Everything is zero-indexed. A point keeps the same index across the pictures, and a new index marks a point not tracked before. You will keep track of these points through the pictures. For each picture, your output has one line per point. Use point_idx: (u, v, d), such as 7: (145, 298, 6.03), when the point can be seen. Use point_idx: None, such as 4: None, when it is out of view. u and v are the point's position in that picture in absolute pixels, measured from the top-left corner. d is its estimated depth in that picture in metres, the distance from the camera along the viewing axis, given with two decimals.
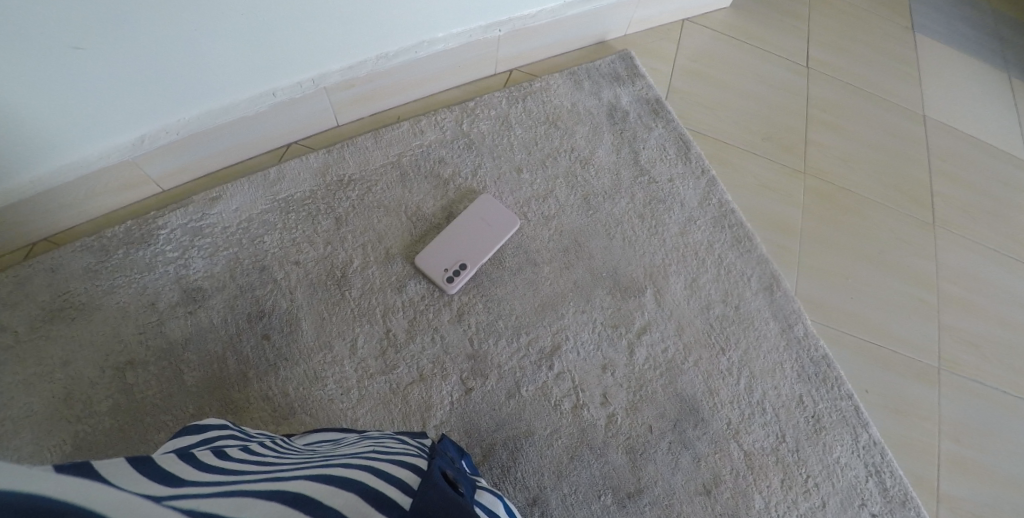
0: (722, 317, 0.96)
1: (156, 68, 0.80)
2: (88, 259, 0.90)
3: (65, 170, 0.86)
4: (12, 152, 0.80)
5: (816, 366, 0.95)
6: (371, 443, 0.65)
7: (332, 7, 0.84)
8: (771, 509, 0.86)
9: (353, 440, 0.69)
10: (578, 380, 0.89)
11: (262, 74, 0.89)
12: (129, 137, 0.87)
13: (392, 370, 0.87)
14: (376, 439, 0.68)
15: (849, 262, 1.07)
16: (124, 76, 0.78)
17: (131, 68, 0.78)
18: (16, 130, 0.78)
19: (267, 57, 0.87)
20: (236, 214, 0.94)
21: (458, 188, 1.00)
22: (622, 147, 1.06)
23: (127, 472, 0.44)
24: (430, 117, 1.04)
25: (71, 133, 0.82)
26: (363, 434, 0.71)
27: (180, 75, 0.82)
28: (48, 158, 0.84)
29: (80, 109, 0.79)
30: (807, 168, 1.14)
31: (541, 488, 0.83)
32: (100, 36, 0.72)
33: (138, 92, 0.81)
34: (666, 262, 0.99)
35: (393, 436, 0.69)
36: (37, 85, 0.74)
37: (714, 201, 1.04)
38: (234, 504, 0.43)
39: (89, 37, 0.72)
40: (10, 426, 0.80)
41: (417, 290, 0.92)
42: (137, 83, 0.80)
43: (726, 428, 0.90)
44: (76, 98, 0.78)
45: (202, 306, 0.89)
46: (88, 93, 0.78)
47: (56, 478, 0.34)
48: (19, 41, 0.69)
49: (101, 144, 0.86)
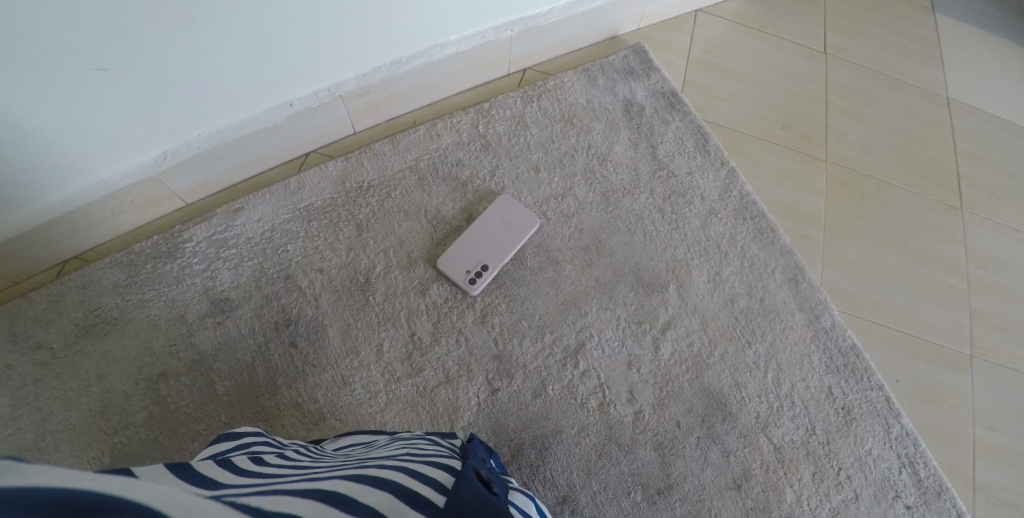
0: (747, 310, 0.95)
1: (155, 67, 0.77)
2: (118, 274, 0.92)
3: (87, 190, 0.88)
4: (14, 160, 0.78)
5: (845, 356, 0.94)
6: (404, 445, 0.66)
7: (332, 9, 0.82)
8: (803, 503, 0.85)
9: (385, 443, 0.70)
10: (604, 378, 0.89)
11: (262, 72, 0.86)
12: (128, 138, 0.84)
13: (419, 373, 0.88)
14: (407, 441, 0.68)
15: (874, 250, 1.05)
16: (122, 74, 0.76)
17: (132, 67, 0.75)
18: (21, 133, 0.76)
19: (266, 58, 0.84)
20: (259, 224, 0.95)
21: (476, 190, 1.00)
22: (640, 142, 1.06)
23: (166, 477, 0.46)
24: (446, 121, 1.04)
25: (70, 134, 0.79)
26: (394, 436, 0.72)
27: (180, 74, 0.80)
28: (72, 175, 0.85)
29: (78, 109, 0.77)
30: (828, 155, 1.12)
31: (571, 486, 0.83)
32: (100, 32, 0.70)
33: (138, 92, 0.79)
34: (689, 257, 0.98)
35: (425, 437, 0.70)
36: (37, 85, 0.72)
37: (735, 193, 1.03)
38: (274, 500, 0.44)
39: (88, 36, 0.70)
40: (51, 439, 0.83)
41: (440, 293, 0.92)
42: (136, 83, 0.78)
43: (755, 422, 0.89)
44: (75, 99, 0.76)
45: (230, 316, 0.90)
46: (86, 92, 0.76)
47: (97, 476, 0.34)
48: (20, 42, 0.67)
49: (101, 143, 0.83)
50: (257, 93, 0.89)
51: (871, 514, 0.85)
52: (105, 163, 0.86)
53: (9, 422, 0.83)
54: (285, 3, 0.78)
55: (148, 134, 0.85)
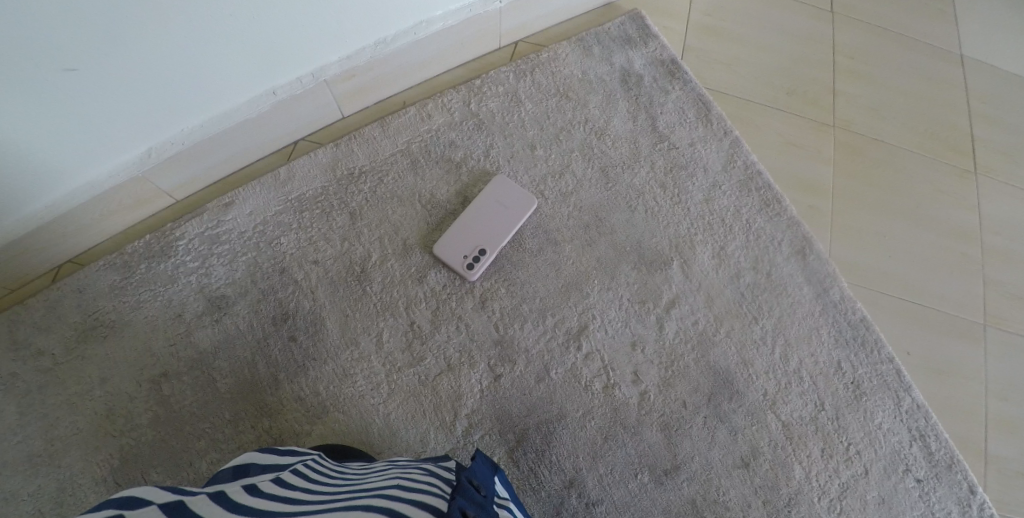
0: (754, 285, 0.94)
1: (155, 66, 0.76)
2: (112, 276, 0.91)
3: (83, 193, 0.86)
4: (13, 160, 0.76)
5: (855, 330, 0.94)
6: (397, 475, 0.63)
7: (331, 9, 0.83)
8: (811, 479, 0.87)
9: (380, 470, 0.67)
10: (608, 359, 0.88)
11: (261, 72, 0.86)
12: (128, 138, 0.84)
13: (420, 362, 0.86)
14: (403, 468, 0.66)
15: (883, 220, 1.02)
16: (122, 74, 0.75)
17: (130, 68, 0.74)
18: (18, 136, 0.74)
19: (264, 57, 0.84)
20: (250, 218, 0.93)
21: (470, 170, 0.97)
22: (638, 114, 1.02)
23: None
24: (436, 100, 1.01)
25: (70, 135, 0.78)
26: (391, 462, 0.70)
27: (179, 74, 0.79)
28: (70, 177, 0.84)
29: (78, 110, 0.76)
30: (836, 121, 1.08)
31: (577, 470, 0.83)
32: (101, 32, 0.69)
33: (137, 91, 0.78)
34: (692, 232, 0.96)
35: (420, 465, 0.67)
36: (37, 86, 0.70)
37: (739, 163, 1.00)
38: None
39: (89, 37, 0.69)
40: (60, 444, 0.84)
41: (439, 280, 0.91)
42: (136, 83, 0.77)
43: (763, 399, 0.90)
44: (75, 100, 0.74)
45: (227, 313, 0.89)
46: (86, 93, 0.74)
47: None
48: (21, 42, 0.66)
49: (100, 144, 0.82)
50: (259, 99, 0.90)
51: (880, 487, 0.87)
52: (103, 166, 0.85)
53: (18, 428, 0.84)
54: (285, 5, 0.78)
55: (145, 135, 0.85)
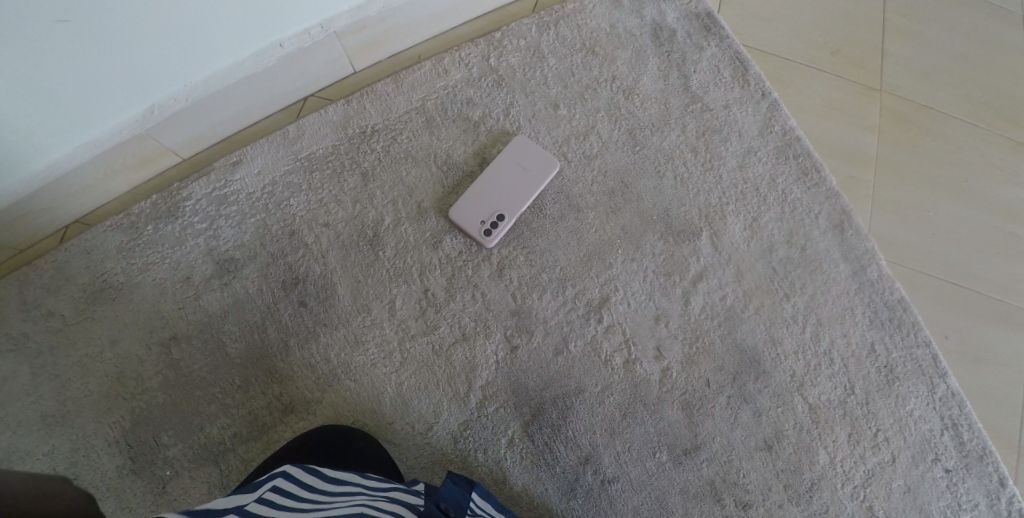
0: (786, 260, 0.89)
1: (153, 67, 0.78)
2: (121, 237, 0.88)
3: (86, 191, 0.88)
4: (16, 157, 0.78)
5: (891, 311, 0.89)
6: (364, 504, 0.58)
7: (331, 10, 0.85)
8: (836, 463, 0.85)
9: (350, 489, 0.61)
10: (629, 333, 0.84)
11: (261, 83, 0.89)
12: (129, 140, 0.86)
13: (434, 330, 0.83)
14: (370, 496, 0.61)
15: (929, 195, 0.96)
16: (123, 74, 0.76)
17: (131, 69, 0.76)
18: (20, 135, 0.76)
19: (264, 63, 0.87)
20: (259, 178, 0.90)
21: (489, 130, 0.92)
22: (670, 72, 0.95)
23: None
24: (454, 55, 0.94)
25: (70, 133, 0.80)
26: (360, 480, 0.64)
27: (178, 74, 0.81)
28: (73, 176, 0.85)
29: (79, 109, 0.78)
30: (884, 87, 1.00)
31: (593, 447, 0.81)
32: (102, 34, 0.70)
33: (136, 91, 0.80)
34: (723, 202, 0.90)
35: (387, 493, 0.62)
36: (41, 89, 0.72)
37: (776, 128, 0.94)
38: None
39: (92, 41, 0.70)
40: (72, 406, 0.83)
41: (454, 246, 0.86)
42: (136, 83, 0.79)
43: (790, 380, 0.86)
44: (76, 101, 0.76)
45: (236, 276, 0.87)
46: (86, 93, 0.76)
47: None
48: (22, 44, 0.66)
49: (101, 144, 0.84)
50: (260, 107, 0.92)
51: (907, 476, 0.85)
52: (107, 172, 0.88)
53: (31, 389, 0.84)
54: (284, 8, 0.80)
55: (145, 135, 0.86)
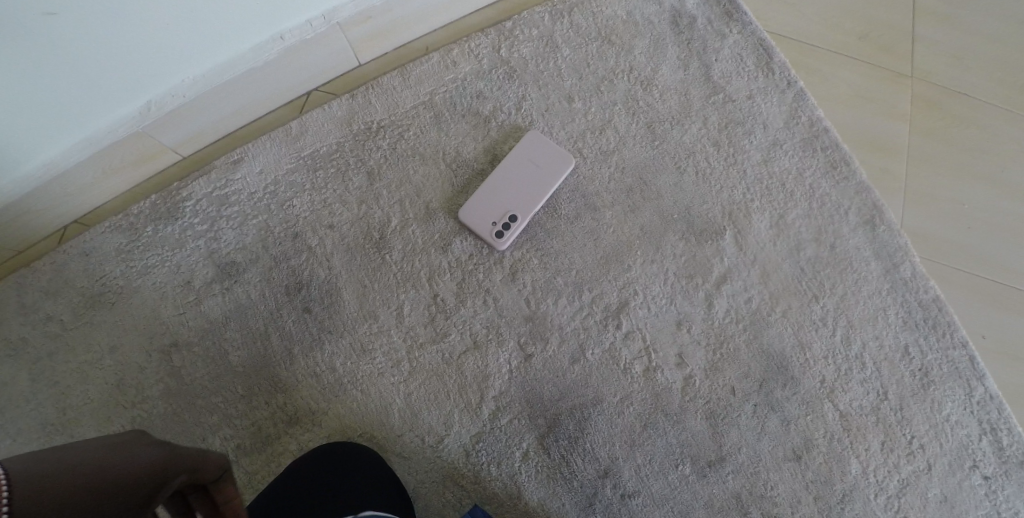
0: (816, 260, 0.84)
1: (154, 67, 0.75)
2: (118, 239, 0.85)
3: (83, 192, 0.85)
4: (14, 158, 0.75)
5: (926, 312, 0.84)
6: None
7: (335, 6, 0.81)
8: (868, 474, 0.80)
9: None
10: (650, 340, 0.80)
11: (262, 81, 0.85)
12: (127, 140, 0.82)
13: (443, 338, 0.79)
14: None
15: (963, 186, 0.90)
16: (123, 74, 0.73)
17: (131, 68, 0.73)
18: (18, 136, 0.73)
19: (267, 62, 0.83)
20: (260, 177, 0.86)
21: (500, 125, 0.87)
22: (691, 61, 0.89)
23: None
24: (463, 46, 0.89)
25: (69, 134, 0.77)
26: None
27: (178, 73, 0.78)
28: (69, 178, 0.82)
29: (78, 109, 0.75)
30: (913, 72, 0.93)
31: (612, 459, 0.77)
32: (103, 34, 0.67)
33: (136, 91, 0.77)
34: (749, 199, 0.85)
35: None
36: (39, 89, 0.69)
37: (803, 119, 0.88)
38: None
39: (91, 40, 0.67)
40: (73, 414, 0.80)
41: (464, 249, 0.82)
42: (136, 83, 0.76)
43: (820, 386, 0.81)
44: (75, 102, 0.73)
45: (238, 281, 0.83)
46: (84, 93, 0.73)
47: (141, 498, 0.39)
48: (20, 43, 0.63)
49: (100, 145, 0.81)
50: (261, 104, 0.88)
51: (943, 485, 0.80)
52: (103, 172, 0.84)
53: (31, 397, 0.81)
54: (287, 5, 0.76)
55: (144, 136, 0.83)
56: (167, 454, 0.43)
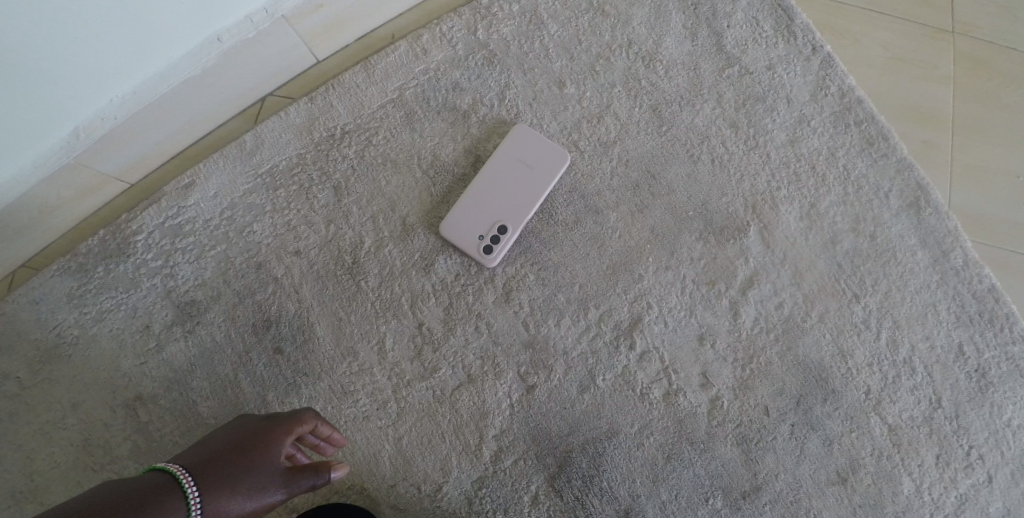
0: (855, 253, 0.73)
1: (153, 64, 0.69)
2: (68, 282, 0.75)
3: (27, 230, 0.75)
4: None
5: (980, 304, 0.73)
6: None
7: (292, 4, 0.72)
8: (923, 493, 0.70)
9: None
10: (668, 359, 0.70)
11: (213, 89, 0.75)
12: (95, 156, 0.73)
13: (433, 374, 0.70)
14: None
15: (1020, 155, 0.78)
16: (125, 73, 0.67)
17: (130, 68, 0.67)
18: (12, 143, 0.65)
19: (222, 67, 0.74)
20: (215, 202, 0.75)
21: (482, 121, 0.76)
22: (699, 29, 0.77)
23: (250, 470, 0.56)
24: (433, 31, 0.77)
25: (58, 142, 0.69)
26: None
27: (173, 79, 0.72)
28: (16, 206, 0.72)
29: (74, 113, 0.67)
30: (956, 25, 0.80)
31: (633, 497, 0.68)
32: (102, 33, 0.61)
33: (133, 96, 0.70)
34: (774, 186, 0.74)
35: None
36: (40, 89, 0.62)
37: (833, 89, 0.76)
38: None
39: (95, 37, 0.61)
40: (42, 481, 0.72)
41: (449, 269, 0.72)
42: (134, 86, 0.69)
43: (865, 398, 0.71)
44: (73, 105, 0.66)
45: (200, 322, 0.74)
46: (83, 93, 0.66)
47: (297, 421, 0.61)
48: (19, 42, 0.56)
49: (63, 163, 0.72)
50: (216, 114, 0.77)
51: (1009, 500, 0.70)
52: (49, 205, 0.74)
53: None
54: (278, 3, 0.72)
55: (101, 155, 0.73)
56: (268, 426, 0.60)
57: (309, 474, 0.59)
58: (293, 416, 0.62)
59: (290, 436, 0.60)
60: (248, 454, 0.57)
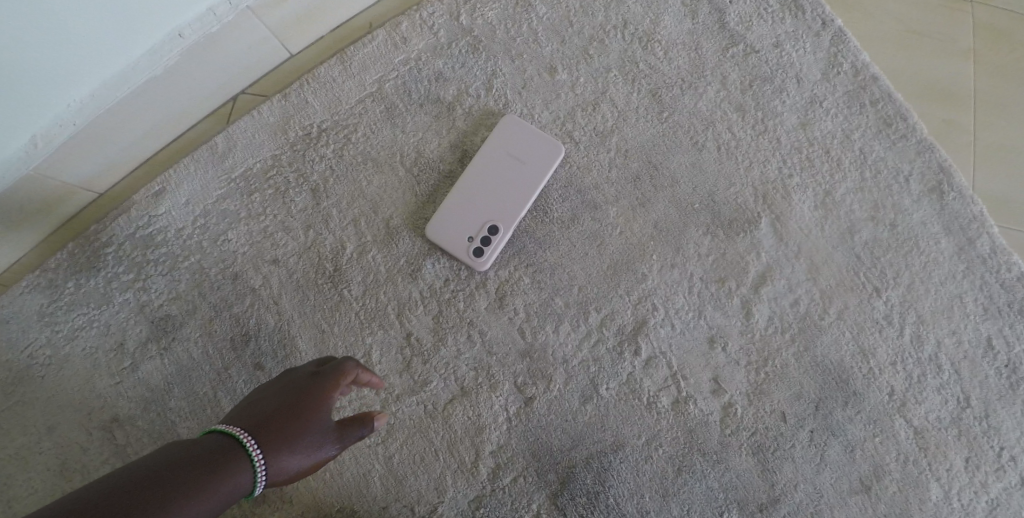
0: (875, 243, 0.68)
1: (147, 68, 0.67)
2: (36, 299, 0.70)
3: None
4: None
5: (1011, 294, 0.67)
6: None
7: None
8: (953, 501, 0.64)
9: None
10: (676, 365, 0.65)
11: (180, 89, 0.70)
12: (68, 162, 0.69)
13: (423, 387, 0.65)
14: None
15: None
16: (123, 77, 0.66)
17: (130, 73, 0.66)
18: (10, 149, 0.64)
19: (190, 67, 0.69)
20: (187, 209, 0.70)
21: (468, 113, 0.70)
22: (699, 6, 0.71)
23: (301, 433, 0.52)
24: (412, 17, 0.72)
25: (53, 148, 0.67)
26: None
27: (168, 86, 0.69)
28: None
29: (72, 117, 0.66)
30: None
31: (642, 513, 0.63)
32: (102, 34, 0.60)
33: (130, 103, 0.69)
34: (785, 174, 0.68)
35: None
36: (39, 90, 0.61)
37: (846, 65, 0.70)
38: None
39: (96, 39, 0.60)
40: (20, 509, 0.66)
41: (438, 274, 0.67)
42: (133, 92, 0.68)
43: (888, 400, 0.66)
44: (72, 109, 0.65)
45: (176, 338, 0.69)
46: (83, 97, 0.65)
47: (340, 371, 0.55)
48: (19, 43, 0.55)
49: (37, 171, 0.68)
50: (189, 116, 0.72)
51: None
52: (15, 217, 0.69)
53: None
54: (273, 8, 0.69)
55: (71, 161, 0.69)
56: (311, 383, 0.54)
57: (357, 428, 0.54)
58: (335, 367, 0.55)
59: (338, 391, 0.54)
60: (301, 418, 0.52)
